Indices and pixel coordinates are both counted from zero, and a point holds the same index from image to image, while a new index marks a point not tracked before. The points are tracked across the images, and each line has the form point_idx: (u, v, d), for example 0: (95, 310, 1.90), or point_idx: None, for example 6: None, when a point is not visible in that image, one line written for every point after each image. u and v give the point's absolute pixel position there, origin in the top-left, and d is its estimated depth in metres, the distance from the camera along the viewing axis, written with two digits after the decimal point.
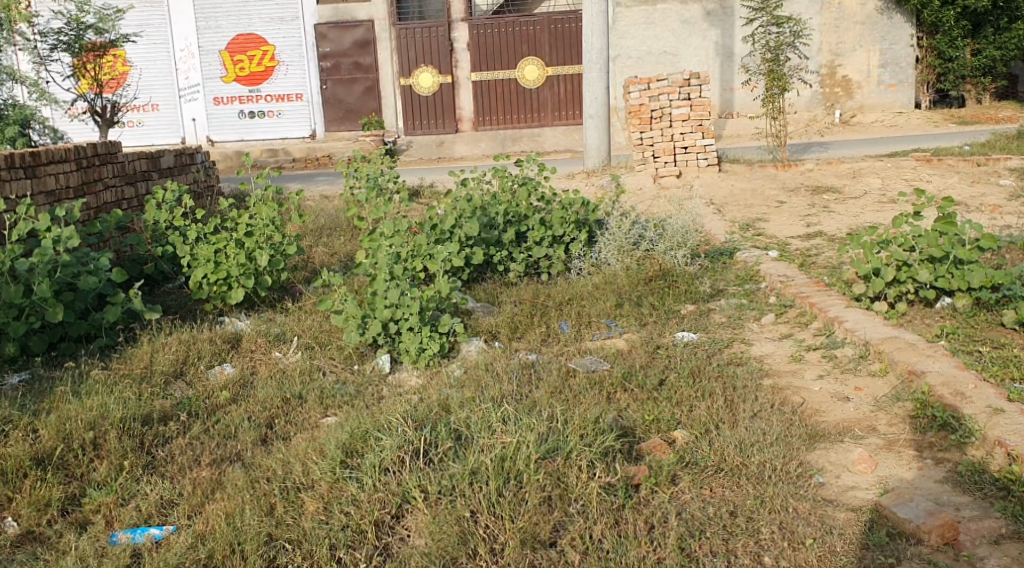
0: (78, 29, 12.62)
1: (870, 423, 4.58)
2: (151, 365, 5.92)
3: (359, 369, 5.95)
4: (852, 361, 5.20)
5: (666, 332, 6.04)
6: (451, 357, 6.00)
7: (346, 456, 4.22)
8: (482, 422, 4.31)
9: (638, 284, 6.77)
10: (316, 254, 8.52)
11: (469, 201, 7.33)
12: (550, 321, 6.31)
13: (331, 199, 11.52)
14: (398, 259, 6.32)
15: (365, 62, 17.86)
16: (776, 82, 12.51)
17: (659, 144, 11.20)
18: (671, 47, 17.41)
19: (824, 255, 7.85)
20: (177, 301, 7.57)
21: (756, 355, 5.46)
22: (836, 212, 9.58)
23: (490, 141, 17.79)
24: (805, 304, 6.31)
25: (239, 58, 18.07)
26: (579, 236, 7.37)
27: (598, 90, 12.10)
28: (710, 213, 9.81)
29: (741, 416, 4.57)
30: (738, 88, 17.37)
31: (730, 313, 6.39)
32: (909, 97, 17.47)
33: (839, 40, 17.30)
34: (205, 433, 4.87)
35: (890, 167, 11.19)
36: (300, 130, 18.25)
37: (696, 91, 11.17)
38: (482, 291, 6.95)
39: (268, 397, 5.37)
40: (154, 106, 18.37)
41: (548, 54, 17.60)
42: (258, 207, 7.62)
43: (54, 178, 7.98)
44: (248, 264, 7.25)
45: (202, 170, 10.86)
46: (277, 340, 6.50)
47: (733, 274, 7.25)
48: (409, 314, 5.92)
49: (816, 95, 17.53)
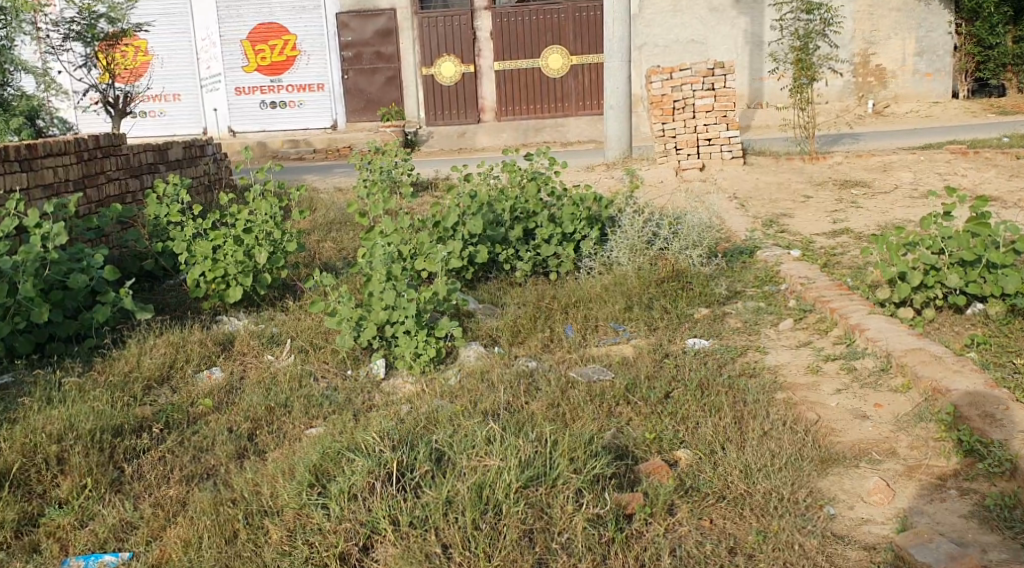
0: (90, 19, 12.35)
1: (891, 445, 4.22)
2: (137, 369, 5.62)
3: (352, 375, 5.63)
4: (873, 374, 4.83)
5: (677, 339, 5.71)
6: (448, 363, 5.67)
7: (316, 479, 3.96)
8: (465, 442, 4.03)
9: (649, 285, 6.41)
10: (323, 249, 8.24)
11: (474, 197, 6.96)
12: (554, 325, 6.00)
13: (343, 192, 11.23)
14: (396, 258, 5.99)
15: (386, 51, 17.54)
16: (805, 71, 12.09)
17: (682, 135, 10.82)
18: (699, 35, 16.98)
19: (850, 254, 7.50)
20: (175, 298, 7.27)
21: (771, 366, 5.10)
22: (865, 208, 9.18)
23: (513, 131, 17.36)
24: (825, 309, 5.94)
25: (260, 47, 17.80)
26: (591, 234, 7.03)
27: (620, 80, 11.71)
28: (732, 208, 9.43)
29: (750, 435, 4.22)
30: (767, 78, 16.90)
31: (747, 318, 6.05)
32: (945, 87, 16.93)
33: (873, 28, 16.82)
34: (181, 445, 4.59)
35: (923, 160, 10.77)
36: (321, 121, 17.99)
37: (721, 81, 10.76)
38: (486, 292, 6.65)
39: (252, 405, 5.06)
40: (175, 96, 18.14)
41: (573, 42, 17.25)
42: (256, 203, 7.27)
43: (51, 171, 7.69)
44: (247, 262, 6.93)
45: (212, 162, 10.58)
46: (271, 342, 6.19)
47: (752, 275, 6.92)
48: (405, 316, 5.60)
49: (848, 85, 17.07)
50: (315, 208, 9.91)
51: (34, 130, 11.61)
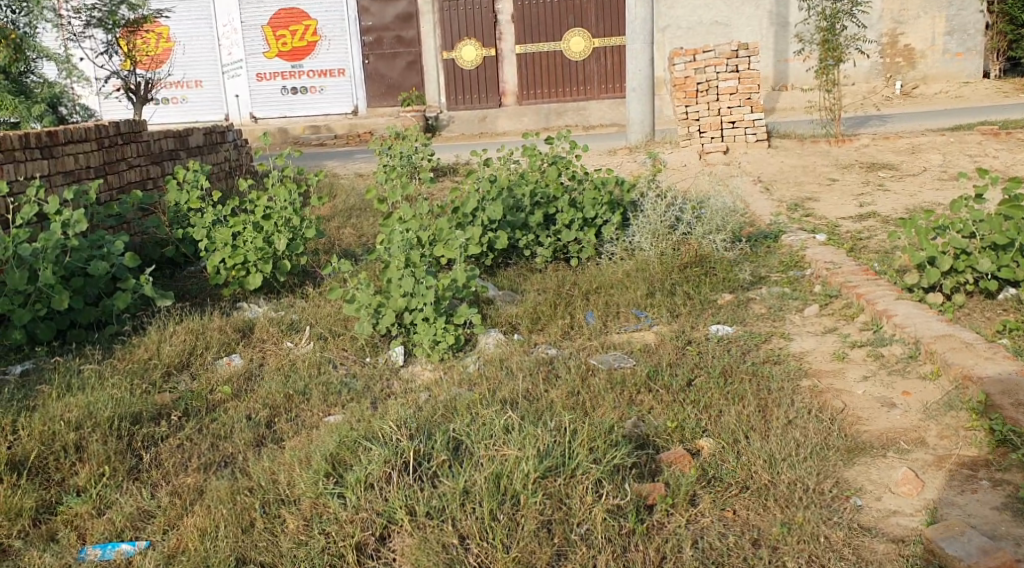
0: (111, 5, 12.32)
1: (920, 434, 4.13)
2: (156, 357, 5.58)
3: (371, 362, 5.58)
4: (900, 361, 4.74)
5: (700, 325, 5.63)
6: (467, 350, 5.61)
7: (332, 469, 3.92)
8: (483, 432, 3.98)
9: (672, 271, 6.34)
10: (343, 235, 8.20)
11: (494, 181, 6.89)
12: (575, 310, 5.92)
13: (365, 178, 11.18)
14: (415, 243, 5.93)
15: (407, 35, 17.50)
16: (832, 52, 11.93)
17: (705, 119, 10.70)
18: (723, 16, 16.80)
19: (877, 238, 7.39)
20: (195, 285, 7.24)
21: (796, 353, 5.02)
22: (893, 191, 9.05)
23: (534, 115, 17.23)
24: (851, 295, 5.84)
25: (282, 33, 17.77)
26: (612, 219, 6.93)
27: (642, 63, 11.58)
28: (757, 192, 9.31)
29: (775, 424, 4.14)
30: (793, 59, 16.71)
31: (771, 303, 5.95)
32: (976, 67, 16.66)
33: (901, 8, 16.59)
34: (200, 432, 4.56)
35: (952, 141, 10.61)
36: (343, 106, 17.95)
37: (744, 63, 10.62)
38: (506, 278, 6.59)
39: (270, 393, 5.02)
40: (197, 83, 18.13)
41: (595, 26, 17.13)
42: (275, 189, 7.22)
43: (73, 158, 7.66)
44: (267, 249, 6.89)
45: (233, 149, 10.55)
46: (290, 328, 6.14)
47: (777, 260, 6.82)
48: (424, 304, 5.54)
49: (875, 66, 16.84)
50: (335, 194, 9.85)
51: (58, 118, 11.62)
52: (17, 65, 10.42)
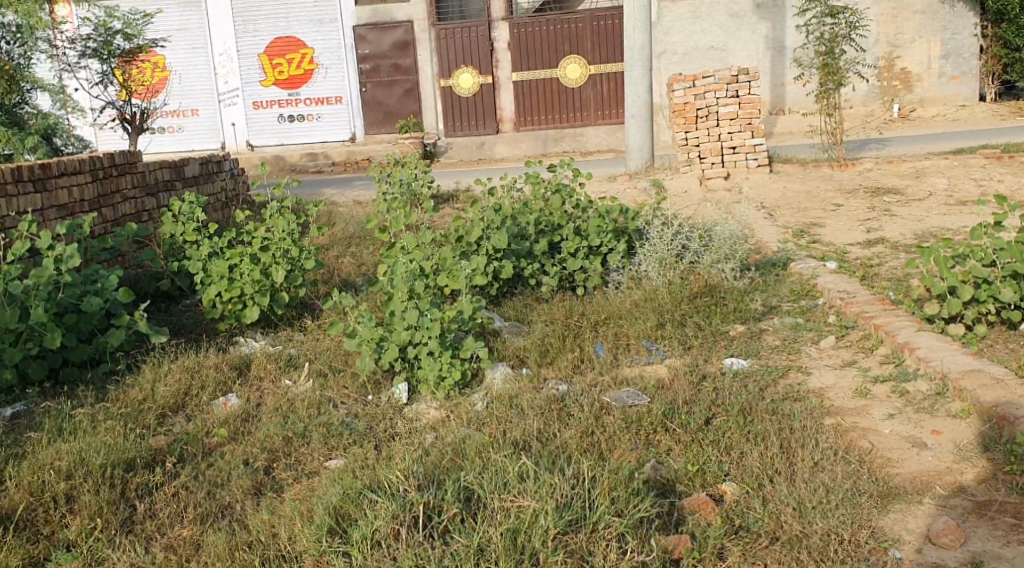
0: (106, 35, 12.15)
1: (955, 477, 3.95)
2: (150, 398, 5.37)
3: (373, 401, 5.38)
4: (927, 398, 4.54)
5: (713, 358, 5.43)
6: (474, 387, 5.42)
7: (336, 524, 3.73)
8: (497, 479, 3.80)
9: (681, 301, 6.13)
10: (342, 265, 8.01)
11: (498, 209, 6.71)
12: (583, 343, 5.73)
13: (363, 206, 11.01)
14: (418, 274, 5.73)
15: (404, 63, 17.36)
16: (832, 76, 11.80)
17: (705, 144, 10.56)
18: (719, 41, 16.71)
19: (888, 265, 7.22)
20: (192, 319, 7.05)
21: (816, 388, 4.82)
22: (900, 216, 8.89)
23: (531, 142, 17.23)
24: (869, 326, 5.65)
25: (278, 61, 17.66)
26: (618, 247, 6.74)
27: (641, 88, 11.43)
28: (761, 218, 9.14)
29: (801, 467, 3.98)
30: (789, 83, 16.62)
31: (786, 335, 5.76)
32: (972, 89, 16.59)
33: (897, 31, 16.50)
34: (196, 479, 4.36)
35: (956, 164, 10.48)
36: (340, 134, 17.80)
37: (744, 88, 10.46)
38: (512, 308, 6.40)
39: (269, 435, 4.82)
40: (193, 111, 17.99)
41: (591, 52, 17.01)
42: (273, 220, 7.05)
43: (66, 191, 7.48)
44: (264, 281, 6.69)
45: (229, 178, 10.36)
46: (289, 365, 5.94)
47: (787, 288, 6.64)
48: (428, 337, 5.35)
49: (872, 89, 16.73)
50: (333, 223, 9.66)
51: (55, 149, 11.45)
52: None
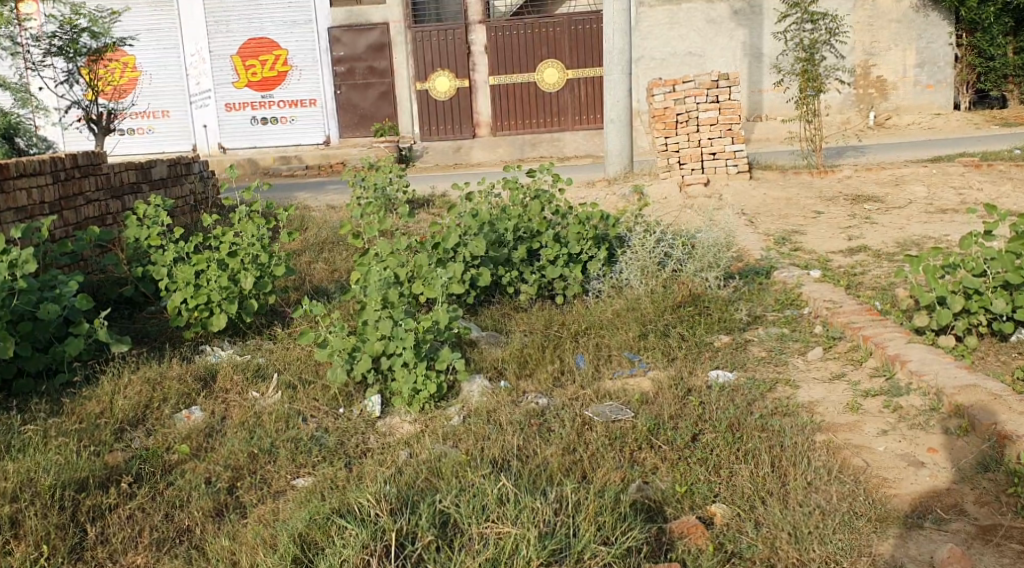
0: (72, 33, 11.85)
1: (955, 501, 3.80)
2: (109, 411, 5.13)
3: (345, 414, 5.16)
4: (921, 414, 4.37)
5: (697, 371, 5.23)
6: (450, 400, 5.20)
7: (301, 553, 3.51)
8: (475, 503, 3.60)
9: (665, 310, 5.94)
10: (314, 271, 7.78)
11: (475, 216, 6.49)
12: (564, 354, 5.53)
13: (337, 209, 10.77)
14: (391, 282, 5.49)
15: (379, 66, 17.13)
16: (812, 82, 11.64)
17: (685, 149, 10.37)
18: (696, 47, 16.57)
19: (871, 274, 7.06)
20: (156, 327, 6.79)
21: (805, 402, 4.64)
22: (881, 223, 8.74)
23: (508, 148, 16.86)
24: (857, 337, 5.47)
25: (251, 63, 17.36)
26: (598, 254, 6.55)
27: (620, 93, 11.25)
28: (742, 225, 8.99)
29: (794, 487, 3.82)
30: (767, 89, 16.52)
31: (771, 346, 5.59)
32: (946, 98, 16.53)
33: (873, 40, 16.43)
34: (154, 499, 4.17)
35: (936, 172, 10.35)
36: (314, 137, 17.55)
37: (724, 93, 10.30)
38: (489, 317, 6.19)
39: (232, 453, 4.62)
40: (164, 113, 17.67)
41: (569, 57, 16.84)
42: (242, 224, 6.80)
43: (25, 193, 7.20)
44: (232, 288, 6.45)
45: (199, 181, 10.08)
46: (257, 376, 5.70)
47: (772, 297, 6.45)
48: (402, 348, 5.11)
49: (849, 97, 16.64)
50: (305, 229, 9.41)
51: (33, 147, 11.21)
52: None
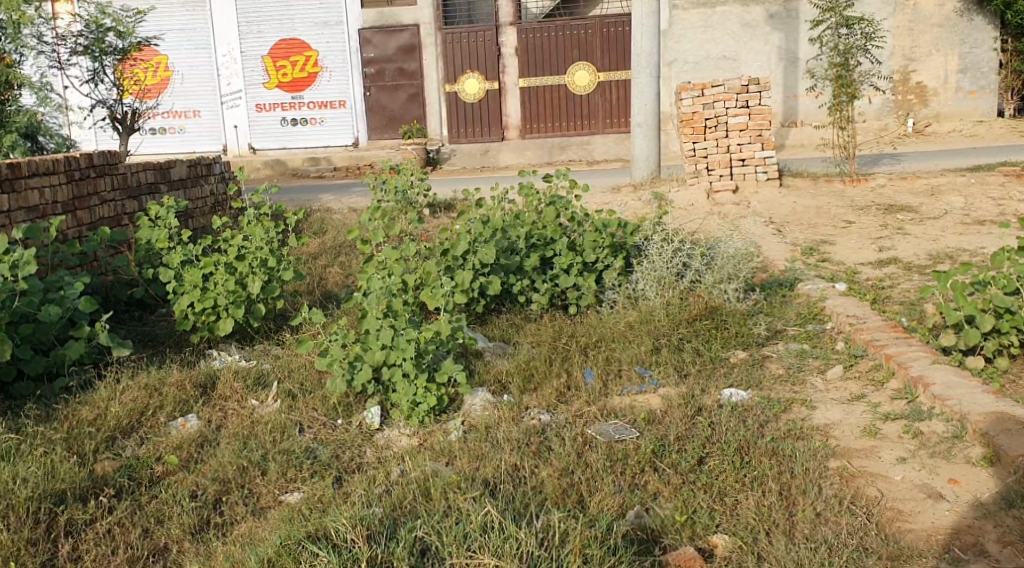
0: (97, 32, 11.78)
1: (976, 538, 3.57)
2: (104, 416, 4.98)
3: (343, 425, 4.96)
4: (943, 441, 4.13)
5: (710, 389, 5.00)
6: (451, 413, 5.00)
7: None
8: (456, 530, 3.52)
9: (679, 324, 5.71)
10: (328, 275, 7.61)
11: (487, 222, 6.29)
12: (572, 367, 5.32)
13: (358, 212, 10.60)
14: (395, 289, 5.28)
15: (409, 68, 16.98)
16: (846, 88, 11.34)
17: (713, 155, 10.11)
18: (730, 51, 16.28)
19: (900, 288, 6.79)
20: (165, 330, 6.64)
21: (822, 425, 4.40)
22: (913, 234, 8.45)
23: (536, 150, 16.73)
24: (879, 355, 5.21)
25: (282, 63, 17.30)
26: (615, 263, 6.31)
27: (648, 96, 11.01)
28: (769, 234, 8.72)
29: (801, 519, 3.66)
30: (802, 95, 16.20)
31: (790, 363, 5.35)
32: (990, 105, 16.12)
33: (914, 44, 16.06)
34: (134, 514, 4.16)
35: (974, 182, 10.02)
36: (343, 138, 17.41)
37: (755, 98, 10.00)
38: (498, 328, 6.00)
39: (223, 464, 4.48)
40: (195, 113, 17.64)
41: (600, 59, 16.63)
42: (251, 227, 6.61)
43: (37, 192, 7.00)
44: (239, 292, 6.25)
45: (219, 182, 9.94)
46: (257, 384, 5.49)
47: (794, 311, 6.20)
48: (403, 358, 4.91)
49: (887, 103, 16.29)
50: (323, 232, 9.26)
51: (64, 145, 11.12)
52: (16, 93, 9.87)
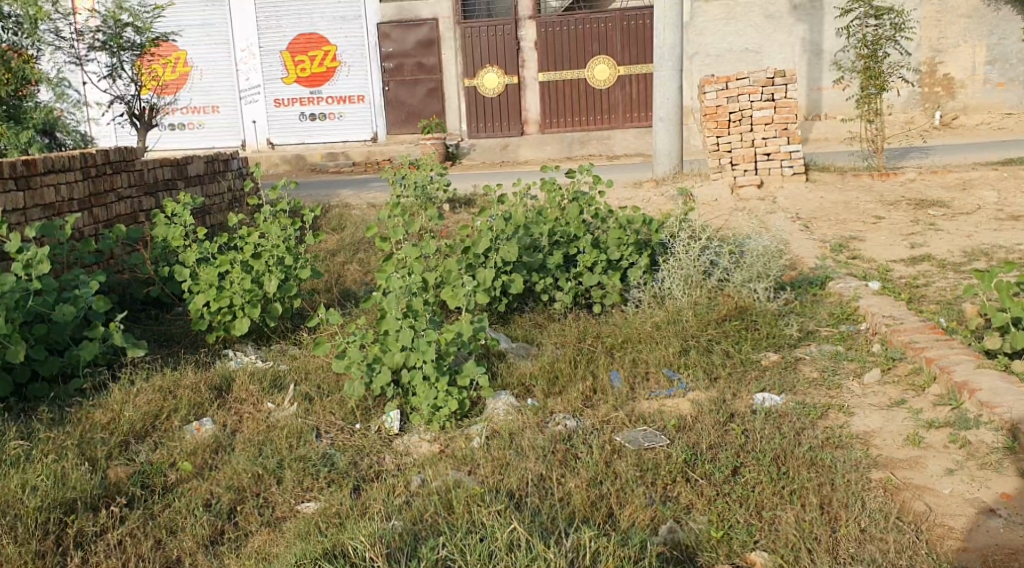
0: (116, 28, 11.63)
1: None
2: (117, 420, 4.82)
3: (362, 430, 4.79)
4: (993, 452, 3.93)
5: (741, 393, 4.82)
6: (473, 418, 4.83)
7: None
8: (481, 549, 3.38)
9: (708, 325, 5.52)
10: (347, 272, 7.45)
11: (509, 218, 6.10)
12: (597, 370, 5.14)
13: (378, 208, 10.44)
14: (415, 289, 5.09)
15: (428, 62, 16.80)
16: (874, 80, 11.07)
17: (737, 150, 9.89)
18: (753, 43, 16.03)
19: (936, 286, 6.58)
20: (181, 329, 6.49)
21: (862, 433, 4.21)
22: (946, 230, 8.23)
23: (556, 144, 16.61)
24: (919, 358, 5.01)
25: (300, 58, 17.16)
26: (640, 261, 6.10)
27: (671, 90, 10.79)
28: (797, 230, 8.50)
29: (845, 536, 3.48)
30: (827, 88, 15.97)
31: (824, 366, 5.15)
32: (1018, 97, 15.82)
33: (941, 36, 15.75)
34: (147, 524, 4.02)
35: (1006, 176, 9.77)
36: (362, 133, 17.26)
37: (780, 91, 9.77)
38: (521, 328, 5.82)
39: (238, 471, 4.33)
40: (214, 108, 17.52)
41: (620, 53, 16.41)
42: (267, 225, 6.44)
43: (53, 189, 6.84)
44: (255, 291, 6.08)
45: (236, 178, 9.79)
46: (273, 386, 5.30)
47: (826, 311, 5.99)
48: (423, 361, 4.73)
49: (913, 95, 15.99)
50: (342, 228, 9.11)
51: (82, 142, 10.98)
52: (33, 89, 9.72)
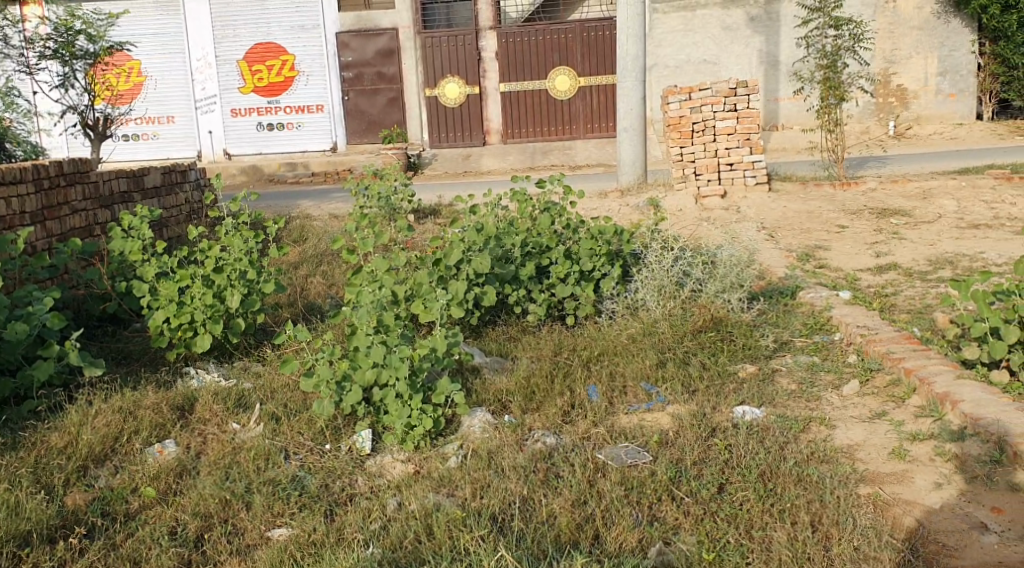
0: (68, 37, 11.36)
1: None
2: (75, 443, 4.62)
3: (333, 450, 4.63)
4: (981, 465, 3.90)
5: (721, 406, 4.73)
6: (448, 436, 4.69)
7: None
8: None
9: (684, 337, 5.44)
10: (309, 286, 7.28)
11: (479, 230, 5.97)
12: (574, 385, 5.02)
13: (339, 219, 10.26)
14: (387, 303, 4.96)
15: (388, 72, 16.64)
16: (834, 90, 11.07)
17: (701, 160, 9.85)
18: (711, 55, 16.05)
19: (904, 296, 6.55)
20: (140, 347, 6.28)
21: (846, 447, 4.14)
22: (910, 239, 8.24)
23: (519, 154, 16.36)
24: (897, 369, 4.95)
25: (258, 68, 16.94)
26: (612, 272, 6.00)
27: (633, 100, 10.73)
28: (763, 240, 8.46)
29: (839, 556, 3.43)
30: (783, 98, 16.00)
31: (802, 377, 5.08)
32: (968, 108, 16.00)
33: (894, 47, 15.89)
34: (109, 555, 3.86)
35: (965, 185, 9.81)
36: (321, 143, 17.06)
37: (743, 101, 9.77)
38: (493, 342, 5.70)
39: (205, 496, 4.17)
40: (169, 118, 17.23)
41: (581, 63, 16.39)
42: (228, 238, 6.25)
43: (4, 203, 6.61)
44: (217, 306, 5.89)
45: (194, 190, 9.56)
46: (237, 405, 5.12)
47: (799, 321, 5.91)
48: (396, 378, 4.58)
49: (868, 105, 16.11)
50: (303, 240, 8.93)
51: (33, 153, 10.68)
52: None
